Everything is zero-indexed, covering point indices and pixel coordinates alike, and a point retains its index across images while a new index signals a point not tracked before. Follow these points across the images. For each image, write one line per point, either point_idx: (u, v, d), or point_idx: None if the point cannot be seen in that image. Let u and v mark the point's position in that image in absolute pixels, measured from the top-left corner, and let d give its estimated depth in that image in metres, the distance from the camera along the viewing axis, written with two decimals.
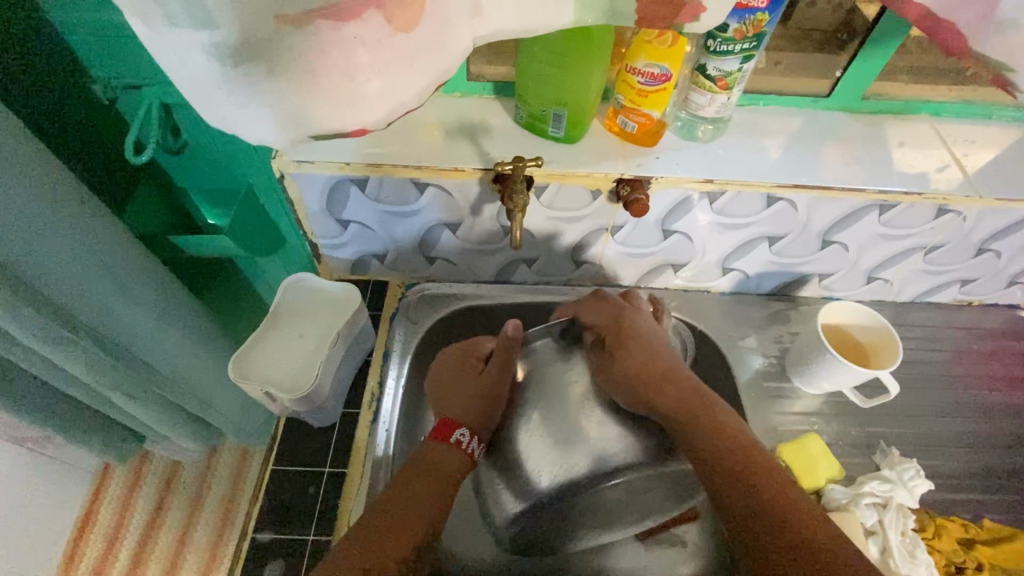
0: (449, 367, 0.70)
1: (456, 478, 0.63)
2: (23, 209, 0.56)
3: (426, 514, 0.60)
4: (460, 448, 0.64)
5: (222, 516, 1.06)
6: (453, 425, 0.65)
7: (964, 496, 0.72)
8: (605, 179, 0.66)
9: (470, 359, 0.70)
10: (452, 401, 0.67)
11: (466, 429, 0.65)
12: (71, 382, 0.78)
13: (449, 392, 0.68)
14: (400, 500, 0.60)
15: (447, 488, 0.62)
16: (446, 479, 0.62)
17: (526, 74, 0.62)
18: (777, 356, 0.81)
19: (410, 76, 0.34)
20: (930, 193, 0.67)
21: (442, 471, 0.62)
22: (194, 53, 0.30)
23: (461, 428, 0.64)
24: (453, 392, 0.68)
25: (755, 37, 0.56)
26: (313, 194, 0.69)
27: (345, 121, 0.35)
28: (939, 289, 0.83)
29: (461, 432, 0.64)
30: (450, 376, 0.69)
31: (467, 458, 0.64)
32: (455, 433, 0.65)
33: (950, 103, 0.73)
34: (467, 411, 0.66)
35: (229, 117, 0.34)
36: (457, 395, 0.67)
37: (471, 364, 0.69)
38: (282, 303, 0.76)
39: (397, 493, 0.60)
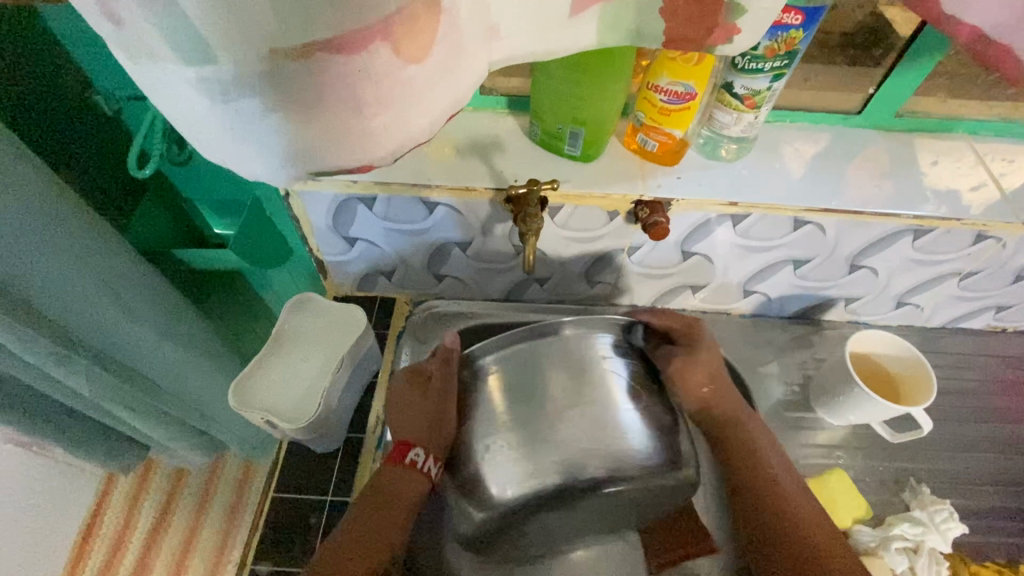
0: (404, 389, 0.65)
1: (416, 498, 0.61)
2: (24, 230, 0.54)
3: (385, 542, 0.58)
4: (415, 467, 0.62)
5: (226, 524, 1.04)
6: (406, 446, 0.63)
7: (998, 539, 0.68)
8: (622, 201, 0.63)
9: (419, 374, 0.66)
10: (406, 422, 0.64)
11: (420, 450, 0.63)
12: (74, 396, 0.77)
13: (409, 411, 0.65)
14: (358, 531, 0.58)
15: (404, 510, 0.60)
16: (403, 502, 0.60)
17: (542, 91, 0.59)
18: (800, 384, 0.77)
19: (421, 108, 0.32)
20: (968, 218, 0.64)
21: (396, 498, 0.61)
22: (185, 88, 0.28)
23: (415, 449, 0.63)
24: (410, 411, 0.65)
25: (787, 55, 0.53)
26: (318, 211, 0.67)
27: (350, 158, 0.32)
28: (972, 315, 0.78)
29: (416, 453, 0.63)
30: (405, 396, 0.65)
31: (424, 477, 0.63)
32: (410, 454, 0.63)
33: (988, 120, 0.69)
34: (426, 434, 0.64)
35: (224, 151, 0.32)
36: (414, 412, 0.64)
37: (424, 379, 0.66)
38: (287, 322, 0.74)
39: (354, 529, 0.58)
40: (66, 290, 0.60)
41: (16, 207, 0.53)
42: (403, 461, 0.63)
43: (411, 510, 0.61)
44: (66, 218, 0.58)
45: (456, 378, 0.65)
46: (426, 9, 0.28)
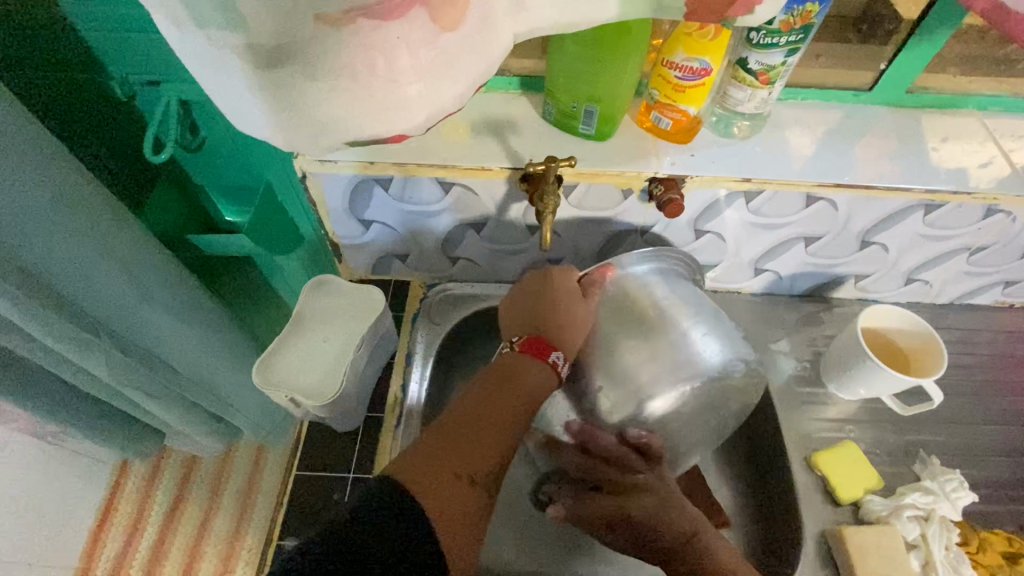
0: (529, 292, 0.64)
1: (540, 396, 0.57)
2: (43, 212, 0.55)
3: (509, 424, 0.54)
4: (553, 367, 0.58)
5: (242, 508, 1.05)
6: (546, 345, 0.59)
7: (1007, 508, 0.69)
8: (636, 178, 0.63)
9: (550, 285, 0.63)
10: (531, 324, 0.62)
11: (561, 352, 0.59)
12: (92, 381, 0.78)
13: (540, 316, 0.61)
14: (484, 406, 0.55)
15: (531, 402, 0.57)
16: (532, 392, 0.57)
17: (557, 68, 0.59)
18: (810, 360, 0.78)
19: (451, 77, 0.32)
20: (977, 192, 0.64)
21: (522, 384, 0.57)
22: (225, 58, 0.29)
23: (557, 351, 0.59)
24: (534, 313, 0.62)
25: (802, 29, 0.53)
26: (335, 194, 0.67)
27: (384, 129, 0.33)
28: (980, 291, 0.79)
29: (557, 354, 0.59)
30: (535, 299, 0.63)
31: (553, 377, 0.59)
32: (550, 354, 0.59)
33: (998, 96, 0.69)
34: (564, 335, 0.60)
35: (261, 122, 0.33)
36: (545, 313, 0.61)
37: (553, 290, 0.62)
38: (306, 306, 0.75)
39: (481, 401, 0.55)
40: (86, 273, 0.61)
41: (35, 191, 0.54)
42: (543, 358, 0.58)
43: (534, 402, 0.57)
44: (84, 201, 0.59)
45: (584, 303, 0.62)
46: None
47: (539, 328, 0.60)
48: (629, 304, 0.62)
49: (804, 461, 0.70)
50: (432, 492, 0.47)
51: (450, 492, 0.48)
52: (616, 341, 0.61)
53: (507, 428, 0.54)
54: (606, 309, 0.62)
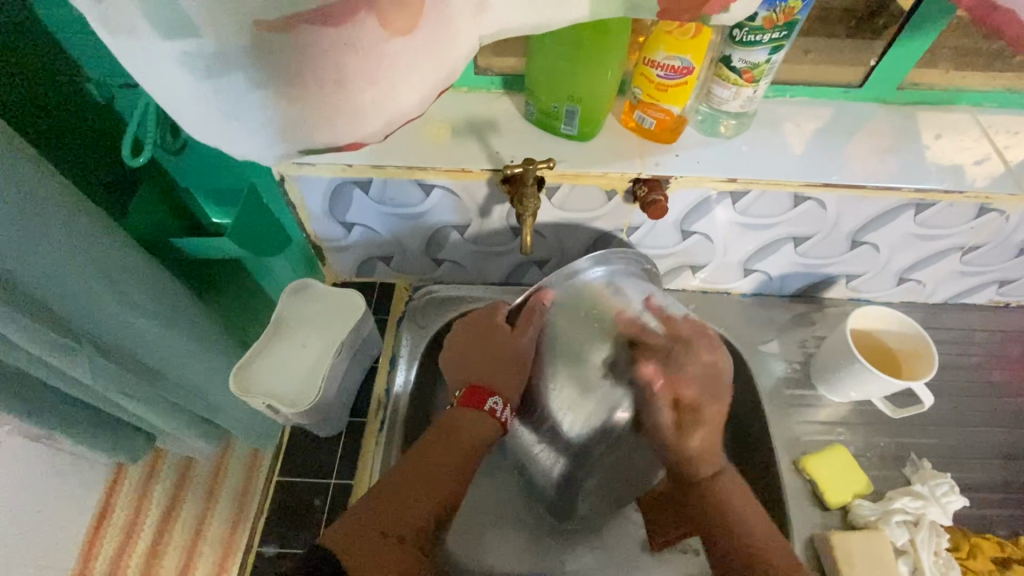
0: (469, 334, 0.64)
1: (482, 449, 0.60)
2: (23, 222, 0.54)
3: (451, 480, 0.56)
4: (492, 415, 0.60)
5: (238, 512, 1.04)
6: (485, 391, 0.61)
7: (999, 511, 0.68)
8: (620, 179, 0.62)
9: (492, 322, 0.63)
10: (472, 364, 0.62)
11: (499, 397, 0.61)
12: (78, 386, 0.77)
13: (484, 360, 0.62)
14: (426, 462, 0.56)
15: (473, 456, 0.59)
16: (475, 446, 0.59)
17: (537, 68, 0.58)
18: (801, 361, 0.77)
19: (409, 83, 0.31)
20: (970, 191, 0.63)
21: (462, 439, 0.59)
22: (169, 66, 0.28)
23: (496, 396, 0.61)
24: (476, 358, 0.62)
25: (786, 26, 0.52)
26: (314, 197, 0.66)
27: (338, 134, 0.32)
28: (975, 290, 0.78)
29: (495, 400, 0.60)
30: (473, 340, 0.63)
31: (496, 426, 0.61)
32: (488, 401, 0.60)
33: (992, 92, 0.68)
34: (502, 380, 0.61)
35: (214, 131, 0.32)
36: (487, 357, 0.61)
37: (494, 328, 0.62)
38: (286, 310, 0.74)
39: (419, 461, 0.56)
40: (64, 279, 0.60)
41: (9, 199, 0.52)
42: (481, 407, 0.60)
43: (476, 455, 0.59)
44: (60, 207, 0.57)
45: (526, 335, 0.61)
46: None
47: (479, 375, 0.61)
48: (579, 318, 0.61)
49: (792, 465, 0.69)
50: (373, 558, 0.49)
51: (386, 555, 0.49)
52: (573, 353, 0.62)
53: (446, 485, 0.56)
54: (557, 324, 0.61)
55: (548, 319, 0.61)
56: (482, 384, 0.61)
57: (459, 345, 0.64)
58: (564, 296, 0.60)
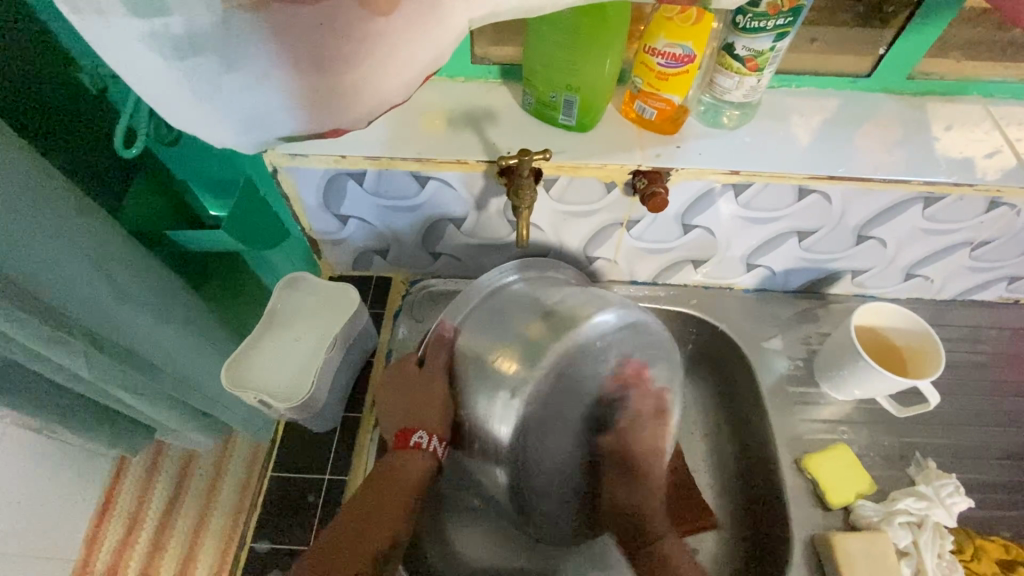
0: (390, 388, 0.64)
1: (422, 484, 0.58)
2: (11, 210, 0.53)
3: (389, 525, 0.56)
4: (419, 449, 0.59)
5: (240, 505, 1.05)
6: (408, 430, 0.59)
7: (1005, 513, 0.67)
8: (620, 171, 0.61)
9: (405, 367, 0.63)
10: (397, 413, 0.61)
11: (424, 431, 0.59)
12: (77, 379, 0.77)
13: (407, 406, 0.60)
14: (362, 515, 0.56)
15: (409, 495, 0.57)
16: (410, 485, 0.58)
17: (535, 56, 0.57)
18: (804, 358, 0.75)
19: (392, 69, 0.30)
20: (980, 184, 0.61)
21: (400, 481, 0.58)
22: (140, 49, 0.27)
23: (419, 431, 0.59)
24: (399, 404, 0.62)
25: (791, 12, 0.50)
26: (308, 189, 0.65)
27: (317, 121, 0.31)
28: (984, 286, 0.76)
29: (420, 434, 0.59)
30: (394, 386, 0.63)
31: (431, 459, 0.59)
32: (414, 437, 0.59)
33: (1006, 82, 0.66)
34: (424, 414, 0.59)
35: (191, 118, 0.31)
36: (406, 401, 0.61)
37: (409, 371, 0.62)
38: (281, 304, 0.73)
39: (360, 508, 0.56)
40: (58, 272, 0.59)
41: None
42: (407, 446, 0.59)
43: (415, 491, 0.58)
44: (50, 198, 0.56)
45: (433, 362, 0.60)
46: None
47: (401, 418, 0.60)
48: (496, 313, 0.60)
49: (793, 464, 0.68)
50: None
51: None
52: (495, 338, 0.58)
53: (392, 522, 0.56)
54: (467, 334, 0.60)
55: (455, 342, 0.61)
56: (407, 425, 0.60)
57: (388, 401, 0.63)
58: (463, 318, 0.61)
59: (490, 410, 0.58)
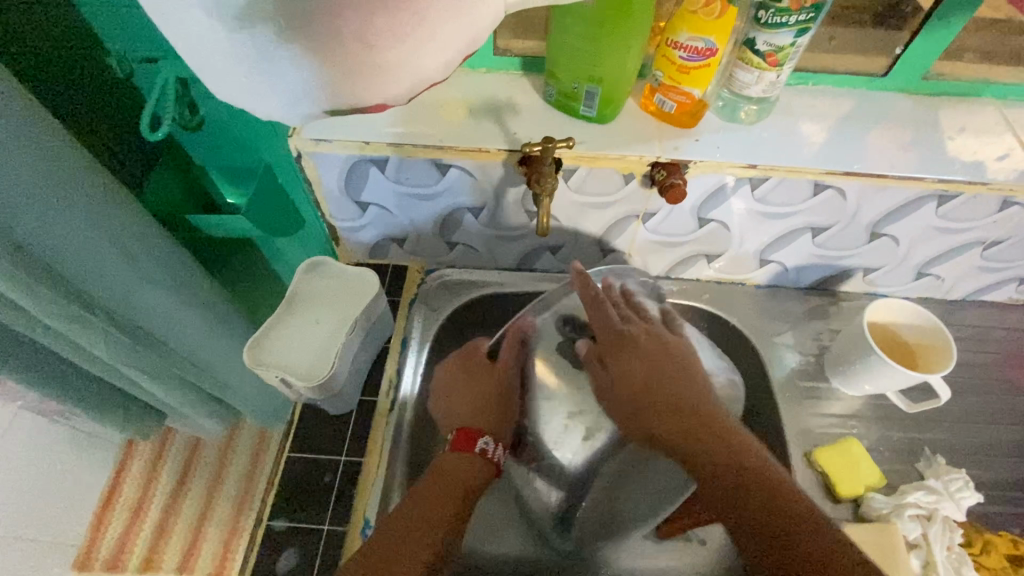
0: (451, 379, 0.67)
1: (480, 488, 0.59)
2: (34, 186, 0.53)
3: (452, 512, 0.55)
4: (483, 455, 0.60)
5: (244, 493, 1.05)
6: (473, 433, 0.62)
7: (1014, 510, 0.67)
8: (639, 162, 0.61)
9: (471, 362, 0.67)
10: (461, 409, 0.64)
11: (490, 437, 0.62)
12: (96, 360, 0.77)
13: (467, 398, 0.65)
14: (424, 499, 0.56)
15: (467, 491, 0.58)
16: (469, 481, 0.58)
17: (559, 48, 0.58)
18: (815, 354, 0.76)
19: (435, 47, 0.31)
20: (993, 183, 0.62)
21: (458, 478, 0.58)
22: (197, 17, 0.28)
23: (486, 436, 0.61)
24: (467, 400, 0.65)
25: (813, 8, 0.51)
26: (331, 175, 0.66)
27: (359, 94, 0.32)
28: (994, 287, 0.77)
29: (485, 441, 0.61)
30: (455, 381, 0.67)
31: (489, 466, 0.61)
32: (478, 442, 0.61)
33: (1019, 85, 0.67)
34: (494, 420, 0.63)
35: (239, 88, 0.32)
36: (469, 400, 0.65)
37: (476, 370, 0.67)
38: (298, 286, 0.74)
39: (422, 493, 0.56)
40: (82, 249, 0.60)
41: (27, 165, 0.52)
42: (471, 449, 0.61)
43: (474, 490, 0.58)
44: (76, 175, 0.57)
45: (507, 362, 0.66)
46: None
47: (468, 418, 0.63)
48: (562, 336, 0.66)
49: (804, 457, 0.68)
50: None
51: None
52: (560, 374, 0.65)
53: (443, 519, 0.54)
54: (539, 347, 0.66)
55: (530, 347, 0.66)
56: (473, 427, 0.62)
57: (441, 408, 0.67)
58: (541, 321, 0.67)
59: (554, 434, 0.64)
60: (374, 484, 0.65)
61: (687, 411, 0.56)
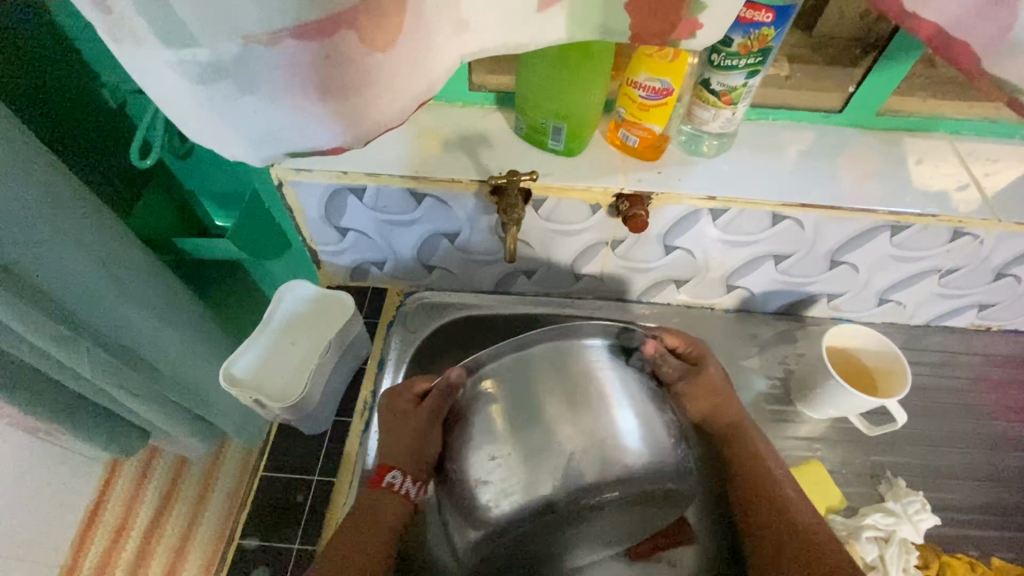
0: (386, 410, 0.64)
1: (398, 524, 0.61)
2: (22, 210, 0.55)
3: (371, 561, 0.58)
4: (391, 490, 0.61)
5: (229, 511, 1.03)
6: (384, 469, 0.61)
7: (973, 533, 0.69)
8: (603, 194, 0.64)
9: (400, 401, 0.64)
10: (388, 446, 0.62)
11: (398, 472, 0.61)
12: (80, 380, 0.78)
13: (389, 442, 0.62)
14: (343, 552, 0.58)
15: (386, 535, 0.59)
16: (387, 527, 0.60)
17: (527, 86, 0.61)
18: (780, 378, 0.78)
19: (384, 97, 0.35)
20: (945, 215, 0.65)
21: (379, 521, 0.60)
22: (168, 71, 0.31)
23: (393, 472, 0.61)
24: (388, 437, 0.62)
25: (761, 52, 0.55)
26: (311, 202, 0.69)
27: (318, 137, 0.36)
28: (956, 313, 0.79)
29: (393, 476, 0.61)
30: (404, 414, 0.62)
31: (404, 501, 0.61)
32: (388, 476, 0.61)
33: (970, 120, 0.70)
34: (415, 456, 0.61)
35: (208, 131, 0.36)
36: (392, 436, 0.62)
37: (405, 408, 0.63)
38: (279, 310, 0.77)
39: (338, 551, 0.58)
40: (67, 270, 0.61)
41: (16, 190, 0.54)
42: (382, 484, 0.61)
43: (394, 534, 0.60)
44: (65, 201, 0.59)
45: (429, 406, 0.60)
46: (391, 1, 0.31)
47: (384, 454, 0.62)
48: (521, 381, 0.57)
49: None
50: None
51: None
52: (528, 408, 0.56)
53: (374, 562, 0.58)
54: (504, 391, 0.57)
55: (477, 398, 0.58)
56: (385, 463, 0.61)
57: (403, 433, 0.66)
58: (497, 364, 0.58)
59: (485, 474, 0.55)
60: (342, 509, 0.66)
61: (739, 429, 0.68)
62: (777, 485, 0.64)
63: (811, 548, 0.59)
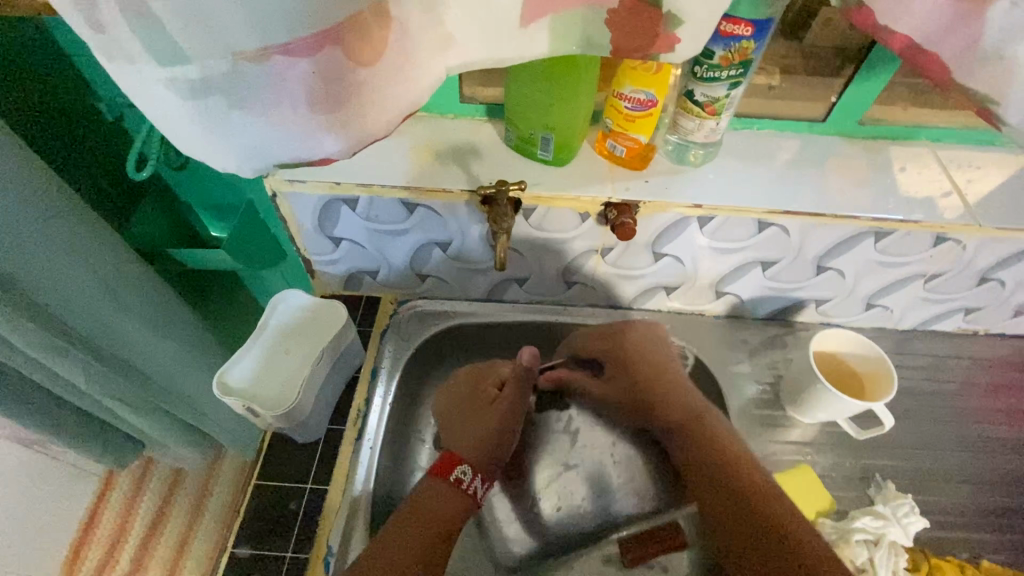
0: (456, 394, 0.74)
1: (456, 522, 0.62)
2: (18, 224, 0.56)
3: (428, 558, 0.59)
4: (459, 486, 0.64)
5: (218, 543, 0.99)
6: (453, 461, 0.66)
7: (962, 535, 0.70)
8: (592, 203, 0.66)
9: (481, 387, 0.74)
10: (469, 437, 0.69)
11: (467, 467, 0.66)
12: (73, 391, 0.77)
13: (466, 421, 0.71)
14: (393, 544, 0.59)
15: (448, 532, 0.61)
16: (448, 521, 0.62)
17: (516, 98, 0.62)
18: (770, 383, 0.79)
19: (371, 110, 0.36)
20: (927, 221, 0.66)
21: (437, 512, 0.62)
22: (161, 88, 0.33)
23: (463, 466, 0.65)
24: (466, 425, 0.70)
25: (741, 65, 0.56)
26: (305, 213, 0.70)
27: (307, 148, 0.37)
28: (942, 317, 0.80)
29: (462, 470, 0.65)
30: (458, 403, 0.73)
31: (469, 499, 0.65)
32: (456, 471, 0.65)
33: (950, 129, 0.72)
34: (467, 446, 0.68)
35: (200, 145, 0.37)
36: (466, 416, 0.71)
37: (483, 393, 0.73)
38: (274, 319, 0.78)
39: (395, 537, 0.59)
40: (61, 282, 0.62)
41: (15, 205, 0.55)
42: (448, 477, 0.65)
43: (452, 533, 0.61)
44: (61, 215, 0.60)
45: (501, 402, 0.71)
46: (376, 19, 0.32)
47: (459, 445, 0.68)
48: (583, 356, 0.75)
49: None
50: None
51: None
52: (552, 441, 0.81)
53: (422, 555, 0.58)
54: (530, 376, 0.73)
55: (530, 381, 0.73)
56: (453, 455, 0.66)
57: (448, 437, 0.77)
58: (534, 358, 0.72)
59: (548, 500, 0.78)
60: (338, 512, 0.67)
61: (699, 421, 0.69)
62: (731, 471, 0.64)
63: (779, 538, 0.58)
